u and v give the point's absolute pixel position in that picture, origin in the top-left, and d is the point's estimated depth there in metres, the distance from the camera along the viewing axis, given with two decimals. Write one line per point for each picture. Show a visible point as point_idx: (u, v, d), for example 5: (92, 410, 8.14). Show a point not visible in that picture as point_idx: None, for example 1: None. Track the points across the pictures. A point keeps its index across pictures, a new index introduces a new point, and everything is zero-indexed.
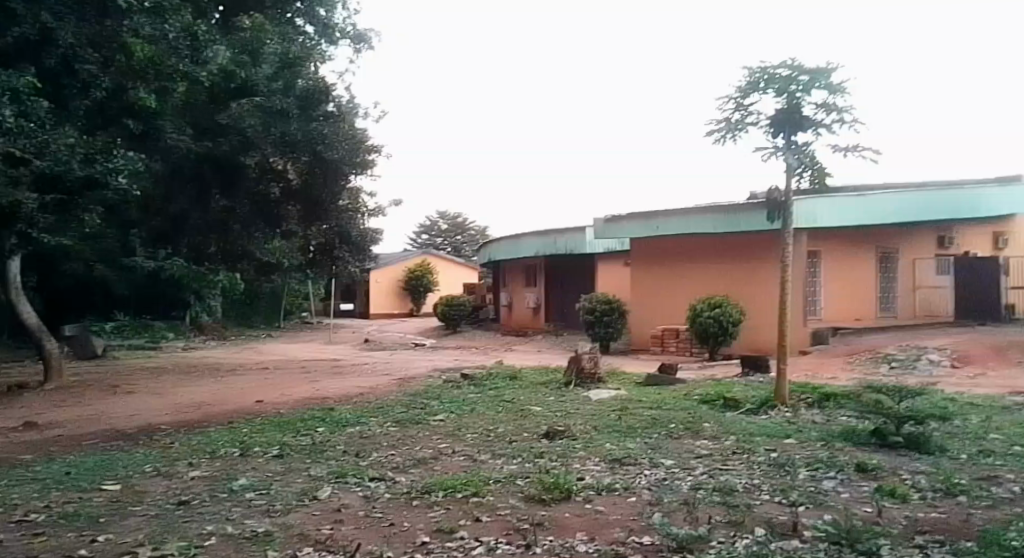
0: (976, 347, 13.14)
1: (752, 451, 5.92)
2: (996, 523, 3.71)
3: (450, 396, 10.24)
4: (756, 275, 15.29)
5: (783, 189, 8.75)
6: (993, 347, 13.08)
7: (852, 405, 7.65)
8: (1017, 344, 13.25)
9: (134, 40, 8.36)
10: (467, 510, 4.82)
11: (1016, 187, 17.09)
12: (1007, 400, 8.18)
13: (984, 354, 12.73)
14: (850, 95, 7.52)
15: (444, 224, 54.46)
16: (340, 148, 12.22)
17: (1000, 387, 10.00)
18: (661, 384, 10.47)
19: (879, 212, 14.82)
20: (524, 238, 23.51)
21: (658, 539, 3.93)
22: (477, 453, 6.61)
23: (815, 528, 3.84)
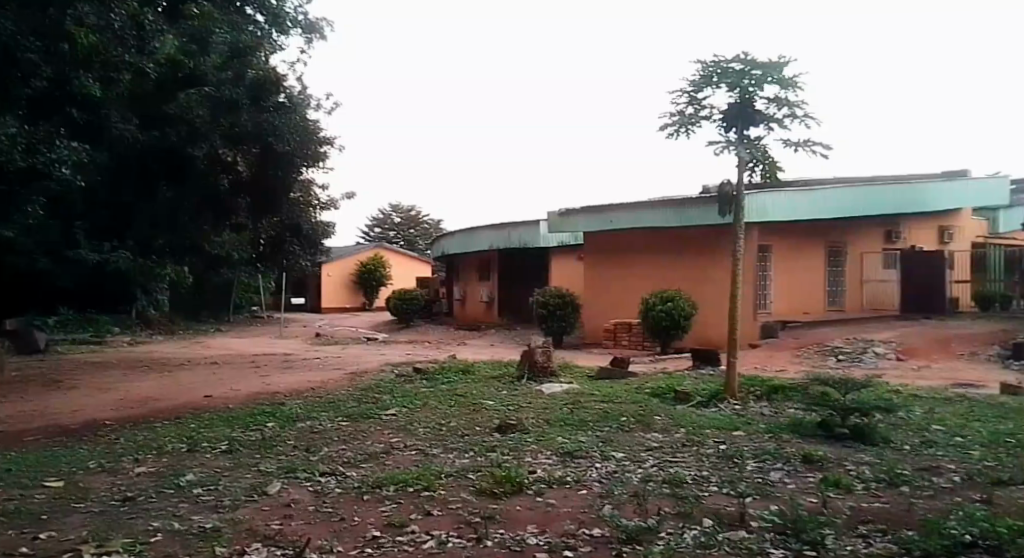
0: (918, 341, 13.54)
1: (701, 443, 5.98)
2: (937, 512, 3.80)
3: (403, 390, 10.12)
4: (708, 270, 15.42)
5: (734, 184, 8.84)
6: (933, 341, 13.50)
7: (800, 398, 7.79)
8: (956, 337, 13.70)
9: (76, 28, 8.05)
10: (418, 504, 4.75)
11: (959, 183, 17.63)
12: (948, 392, 8.44)
13: (925, 347, 13.13)
14: (801, 90, 7.62)
15: (398, 218, 53.92)
16: (290, 140, 11.92)
17: (940, 379, 10.33)
18: (614, 378, 10.52)
19: (826, 210, 15.15)
20: (477, 232, 23.45)
21: (608, 531, 3.92)
22: (430, 447, 6.53)
23: (761, 519, 3.88)
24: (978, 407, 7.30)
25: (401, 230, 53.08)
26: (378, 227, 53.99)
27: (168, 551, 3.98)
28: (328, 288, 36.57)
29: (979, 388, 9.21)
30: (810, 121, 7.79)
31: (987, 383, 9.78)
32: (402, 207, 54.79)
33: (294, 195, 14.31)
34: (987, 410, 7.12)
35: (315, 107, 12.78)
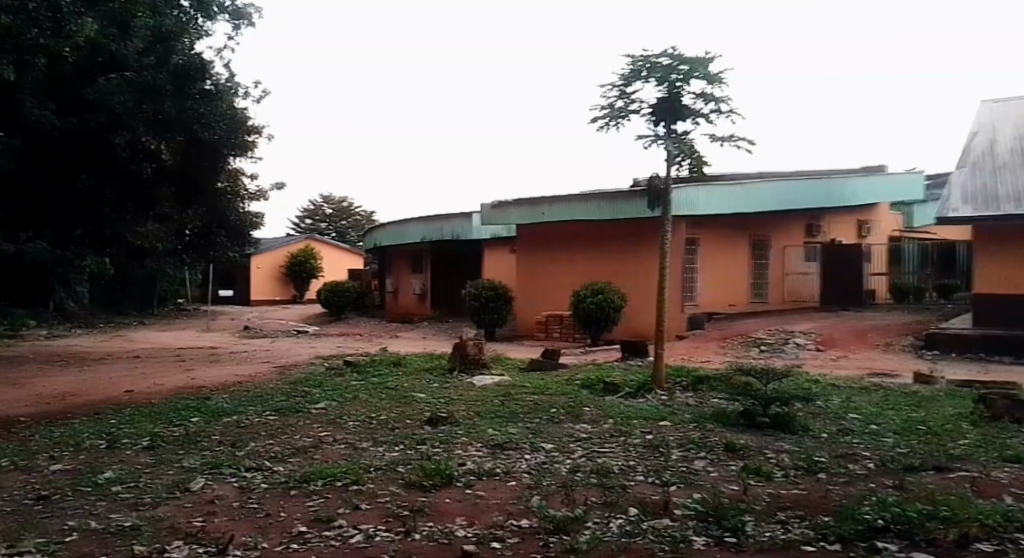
0: (837, 332, 14.07)
1: (629, 433, 6.04)
2: (851, 498, 3.93)
3: (333, 384, 9.89)
4: (639, 262, 15.62)
5: (663, 177, 8.95)
6: (850, 332, 14.06)
7: (724, 388, 7.98)
8: (871, 329, 14.31)
9: None
10: (346, 498, 4.64)
11: (875, 180, 18.38)
12: (863, 382, 8.78)
13: (841, 338, 13.67)
14: (726, 87, 7.76)
15: (330, 209, 52.70)
16: (217, 129, 11.27)
17: (857, 368, 10.75)
18: (545, 369, 10.55)
19: (751, 204, 15.56)
20: (410, 223, 23.21)
21: (536, 522, 3.91)
22: (359, 441, 6.40)
23: (684, 507, 3.94)
24: (892, 396, 7.63)
25: (332, 221, 52.00)
26: (309, 218, 52.67)
27: (81, 553, 3.75)
28: (258, 279, 35.57)
29: (892, 377, 9.63)
30: (735, 116, 7.94)
31: (900, 373, 10.22)
32: (334, 198, 53.58)
33: (221, 184, 13.69)
34: (899, 399, 7.43)
35: (244, 95, 12.22)
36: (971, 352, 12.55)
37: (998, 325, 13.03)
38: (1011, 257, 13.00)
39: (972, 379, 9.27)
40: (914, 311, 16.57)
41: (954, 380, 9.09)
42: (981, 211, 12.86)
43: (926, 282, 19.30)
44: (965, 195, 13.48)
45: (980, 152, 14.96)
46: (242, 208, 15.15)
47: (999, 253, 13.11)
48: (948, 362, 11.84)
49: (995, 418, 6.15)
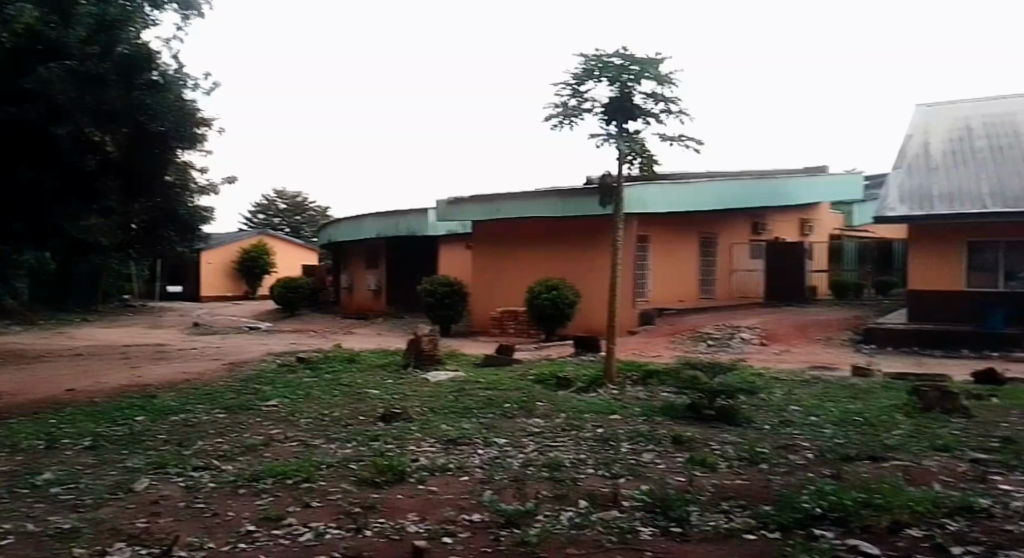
0: (781, 326, 14.43)
1: (580, 427, 6.12)
2: (790, 488, 4.05)
3: (284, 380, 9.76)
4: (593, 258, 15.80)
5: (615, 175, 9.05)
6: (794, 327, 14.45)
7: (673, 382, 8.13)
8: (813, 323, 14.75)
9: None
10: (297, 496, 4.59)
11: (819, 180, 18.93)
12: (804, 375, 9.05)
13: (785, 332, 14.04)
14: (676, 87, 7.88)
15: (283, 204, 51.65)
16: (166, 120, 11.06)
17: (800, 362, 11.07)
18: (499, 365, 10.61)
19: (700, 202, 15.85)
20: (365, 219, 23.03)
21: (487, 517, 3.94)
22: (311, 438, 6.34)
23: (632, 498, 4.01)
24: (832, 388, 7.85)
25: (285, 217, 51.05)
26: (261, 213, 51.57)
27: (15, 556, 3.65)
28: (208, 275, 34.77)
29: (831, 370, 9.93)
30: (685, 116, 8.06)
31: (839, 366, 10.56)
32: (287, 193, 52.53)
33: (170, 177, 13.39)
34: (838, 391, 7.68)
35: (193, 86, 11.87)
36: (907, 346, 12.99)
37: (930, 319, 13.56)
38: (938, 255, 13.54)
39: (908, 372, 9.62)
40: (854, 307, 17.10)
41: (890, 373, 9.42)
42: (916, 211, 13.32)
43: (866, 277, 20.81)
44: (901, 195, 13.94)
45: (915, 153, 15.51)
46: (190, 202, 14.84)
47: (935, 251, 13.57)
48: (884, 355, 12.25)
49: (927, 408, 6.38)
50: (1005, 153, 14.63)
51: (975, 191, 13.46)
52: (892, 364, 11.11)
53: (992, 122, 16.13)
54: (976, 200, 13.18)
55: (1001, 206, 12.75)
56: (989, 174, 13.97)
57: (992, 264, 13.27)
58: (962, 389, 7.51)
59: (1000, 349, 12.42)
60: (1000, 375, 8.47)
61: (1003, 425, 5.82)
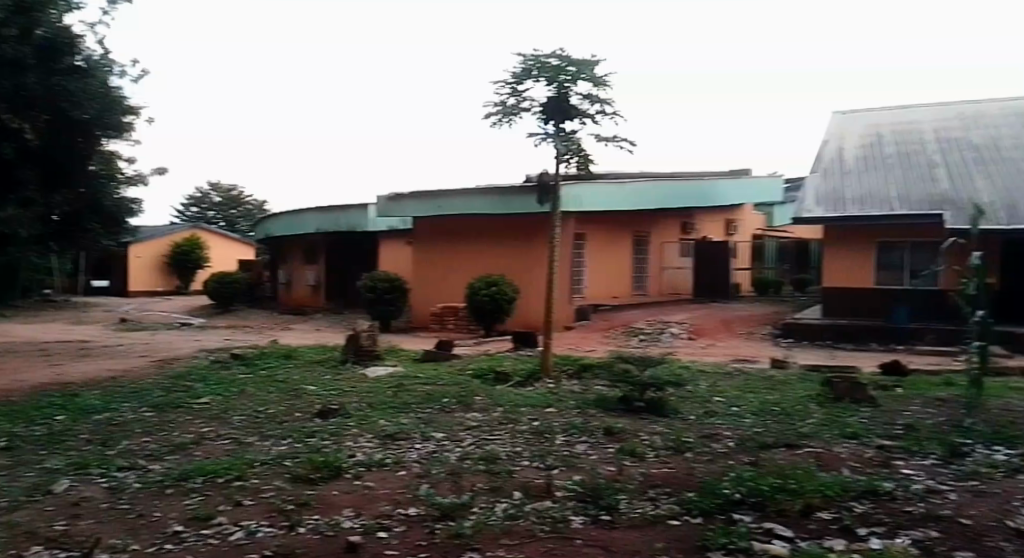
0: (707, 321, 14.89)
1: (517, 420, 6.21)
2: (713, 475, 4.22)
3: (217, 378, 9.55)
4: (530, 256, 15.96)
5: (553, 174, 9.16)
6: (720, 322, 14.92)
7: (606, 375, 8.31)
8: (737, 319, 15.26)
9: None
10: (227, 494, 4.55)
11: (747, 182, 19.58)
12: (729, 368, 9.37)
13: (711, 327, 14.47)
14: (610, 89, 8.04)
15: (217, 197, 50.16)
16: (91, 108, 10.60)
17: (725, 355, 11.43)
18: (439, 360, 10.62)
19: (632, 201, 16.16)
20: (303, 213, 22.70)
21: (422, 511, 3.98)
22: (244, 436, 6.26)
23: (565, 488, 4.11)
24: (753, 380, 8.15)
25: (220, 211, 49.61)
26: (194, 206, 50.03)
27: None
28: (137, 270, 33.61)
29: (752, 363, 10.31)
30: (620, 117, 8.22)
31: (760, 359, 10.96)
32: (222, 185, 51.07)
33: (94, 167, 12.94)
34: (761, 382, 7.99)
35: (120, 74, 11.54)
36: (819, 340, 13.56)
37: (845, 315, 14.18)
38: (853, 254, 14.11)
39: (824, 364, 10.07)
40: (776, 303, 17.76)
41: (806, 365, 9.86)
42: (831, 211, 13.83)
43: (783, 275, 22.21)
44: (819, 197, 14.47)
45: (831, 157, 16.19)
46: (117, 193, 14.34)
47: (850, 250, 14.13)
48: (802, 349, 12.78)
49: (838, 399, 6.69)
50: (911, 160, 15.45)
51: (885, 194, 14.10)
52: (805, 356, 11.65)
53: (900, 131, 17.03)
54: (884, 201, 13.83)
55: (908, 208, 13.42)
56: (896, 179, 14.69)
57: (900, 262, 13.93)
58: (871, 381, 7.91)
59: (905, 342, 13.11)
60: (907, 367, 8.94)
61: (907, 413, 6.16)
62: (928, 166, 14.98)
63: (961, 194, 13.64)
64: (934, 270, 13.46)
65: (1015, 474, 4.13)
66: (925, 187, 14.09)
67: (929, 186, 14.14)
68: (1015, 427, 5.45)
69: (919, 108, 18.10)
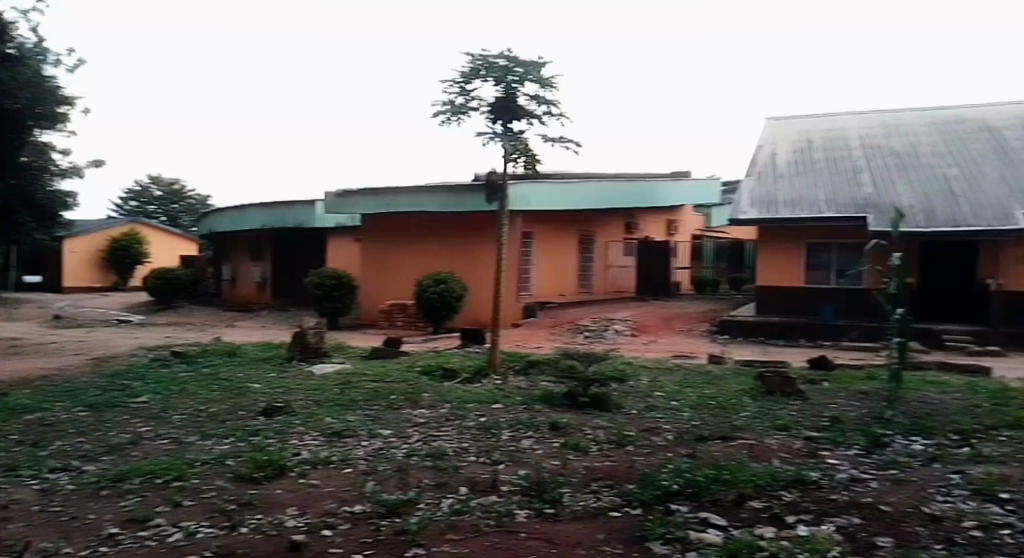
0: (650, 318, 15.19)
1: (464, 417, 6.26)
2: (653, 467, 4.35)
3: (156, 376, 9.34)
4: (478, 254, 16.00)
5: (501, 173, 9.22)
6: (662, 319, 15.23)
7: (552, 371, 8.43)
8: (679, 316, 15.59)
9: None
10: (167, 495, 4.47)
11: (688, 183, 20.00)
12: (669, 363, 9.60)
13: (653, 324, 14.76)
14: (557, 90, 8.14)
15: (158, 191, 48.73)
16: (21, 97, 10.23)
17: (666, 351, 11.68)
18: (386, 357, 10.58)
19: (577, 201, 16.35)
20: (247, 209, 22.27)
21: (368, 507, 4.01)
22: (184, 435, 6.16)
23: (510, 483, 4.19)
24: (692, 375, 8.37)
25: (161, 205, 48.20)
26: (133, 200, 48.52)
27: None
28: (72, 265, 32.48)
29: (691, 359, 10.55)
30: (567, 117, 8.32)
31: (699, 355, 11.23)
32: (163, 179, 49.62)
33: (25, 159, 12.48)
34: (701, 377, 8.21)
35: (55, 63, 11.16)
36: (754, 336, 13.97)
37: (778, 312, 14.62)
38: (789, 254, 14.55)
39: (759, 359, 10.39)
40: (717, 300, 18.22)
41: (741, 360, 10.18)
42: (767, 213, 14.24)
43: (721, 274, 22.97)
44: (753, 200, 14.87)
45: (765, 162, 16.66)
46: (50, 186, 13.85)
47: (780, 250, 14.58)
48: (739, 345, 13.15)
49: (770, 392, 6.93)
50: (838, 165, 16.02)
51: (816, 197, 14.58)
52: (741, 352, 12.01)
53: (828, 137, 17.63)
54: (813, 204, 14.31)
55: (835, 210, 13.90)
56: (825, 183, 15.20)
57: (827, 262, 14.42)
58: (801, 376, 8.21)
59: (836, 338, 13.61)
60: (834, 362, 9.30)
61: (834, 406, 6.44)
62: (854, 171, 15.55)
63: (886, 198, 14.20)
64: (860, 269, 14.01)
65: (930, 463, 4.37)
66: (852, 191, 14.62)
67: (855, 190, 14.69)
68: (932, 418, 5.76)
69: (846, 115, 18.79)
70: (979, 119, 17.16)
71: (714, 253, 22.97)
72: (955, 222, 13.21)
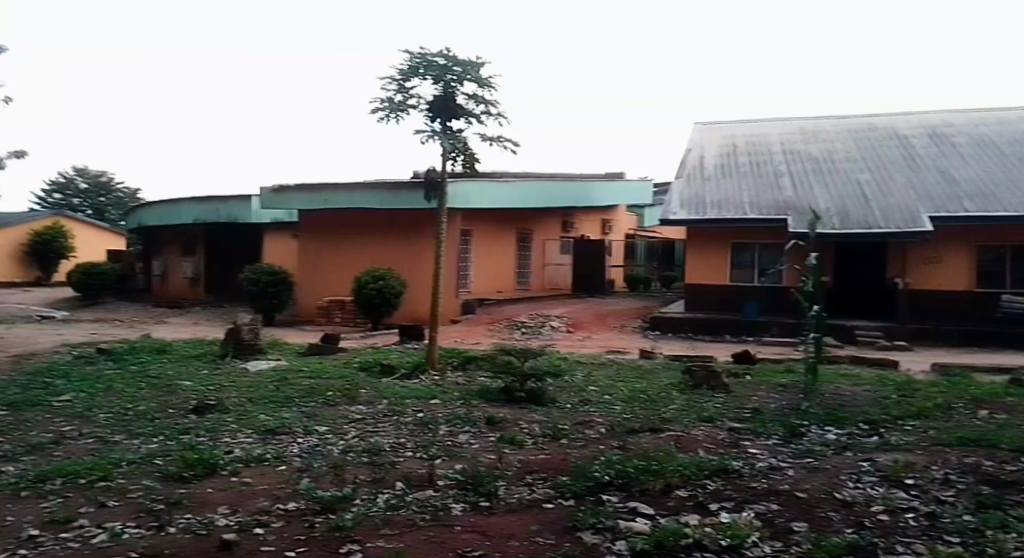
0: (584, 315, 15.41)
1: (401, 412, 6.27)
2: (585, 459, 4.47)
3: (81, 374, 9.00)
4: (417, 250, 15.97)
5: (439, 171, 9.21)
6: (597, 316, 15.47)
7: (489, 367, 8.50)
8: (613, 313, 15.86)
9: None
10: (91, 496, 4.35)
11: (623, 183, 20.37)
12: (602, 358, 9.78)
13: (588, 321, 14.97)
14: (495, 90, 8.19)
15: (83, 183, 46.77)
16: None
17: (600, 347, 11.88)
18: (323, 354, 10.46)
19: (515, 199, 16.45)
20: (178, 202, 21.62)
21: (302, 504, 3.99)
22: (110, 434, 5.98)
23: (447, 477, 4.23)
24: (624, 370, 8.56)
25: (86, 197, 46.28)
26: (57, 192, 46.42)
27: None
28: None
29: (624, 354, 10.75)
30: (504, 117, 8.38)
31: (632, 350, 11.46)
32: (89, 171, 47.62)
33: None
34: (633, 372, 8.41)
35: None
36: (685, 332, 14.33)
37: (707, 310, 15.02)
38: (718, 253, 14.96)
39: (688, 354, 10.67)
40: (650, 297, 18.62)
41: (671, 356, 10.43)
42: (697, 213, 14.62)
43: (653, 272, 23.50)
44: (683, 201, 15.23)
45: (693, 165, 17.09)
46: None
47: (706, 250, 15.01)
48: (669, 341, 13.47)
49: (696, 386, 7.14)
50: (763, 168, 16.55)
51: (743, 199, 15.04)
52: (671, 347, 12.33)
53: (753, 142, 18.20)
54: (740, 206, 14.76)
55: (762, 212, 14.37)
56: (750, 186, 15.71)
57: (750, 261, 14.91)
58: (726, 370, 8.50)
59: (763, 334, 14.09)
60: (756, 357, 9.65)
61: (756, 398, 6.71)
62: (777, 175, 16.10)
63: (807, 201, 14.76)
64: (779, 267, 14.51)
65: (842, 451, 4.61)
66: (776, 194, 15.14)
67: (777, 193, 15.22)
68: (845, 409, 6.06)
69: (767, 122, 19.47)
70: (890, 127, 18.01)
71: (645, 251, 23.50)
72: (866, 224, 13.83)
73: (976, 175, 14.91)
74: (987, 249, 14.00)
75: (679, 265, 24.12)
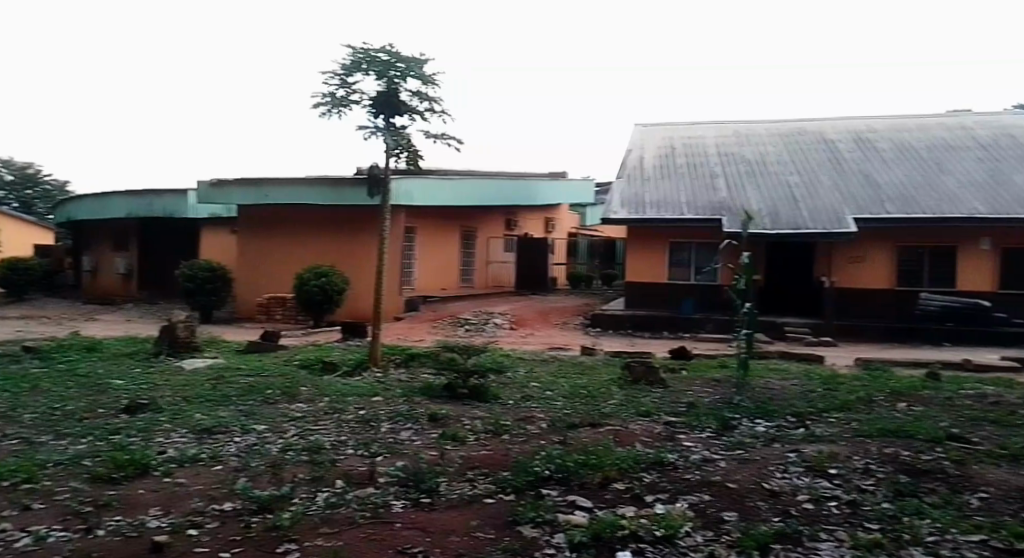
0: (526, 312, 15.50)
1: (343, 410, 6.22)
2: (525, 454, 4.51)
3: (6, 373, 8.63)
4: (360, 247, 15.81)
5: (383, 167, 9.14)
6: (540, 313, 15.58)
7: (432, 364, 8.49)
8: (556, 310, 15.99)
9: None
10: (15, 498, 4.20)
11: (566, 183, 20.57)
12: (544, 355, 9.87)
13: (531, 318, 15.06)
14: (439, 88, 8.18)
15: (9, 174, 44.67)
16: None
17: (542, 344, 11.96)
18: (262, 351, 10.27)
19: (458, 196, 16.44)
20: (110, 196, 20.86)
21: (239, 504, 3.93)
22: (37, 435, 5.75)
23: (388, 475, 4.23)
24: (566, 366, 8.65)
25: (12, 190, 44.22)
26: None
27: None
28: None
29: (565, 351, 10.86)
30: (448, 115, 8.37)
31: (573, 347, 11.59)
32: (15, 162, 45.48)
33: None
34: (573, 368, 8.51)
35: None
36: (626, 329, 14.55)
37: (647, 308, 15.29)
38: (656, 252, 15.25)
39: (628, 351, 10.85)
40: (591, 295, 18.85)
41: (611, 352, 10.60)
42: (637, 213, 14.85)
43: (595, 271, 23.77)
44: (624, 201, 15.46)
45: (633, 165, 17.35)
46: None
47: (646, 249, 15.28)
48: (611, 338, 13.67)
49: (635, 381, 7.27)
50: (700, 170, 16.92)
51: (681, 200, 15.34)
52: (611, 344, 12.52)
53: (691, 144, 18.58)
54: (678, 206, 15.06)
55: (699, 212, 14.70)
56: (689, 186, 16.04)
57: (687, 260, 15.25)
58: (663, 366, 8.69)
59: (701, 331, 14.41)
60: (693, 354, 9.87)
61: (692, 393, 6.87)
62: (714, 176, 16.48)
63: (743, 203, 15.16)
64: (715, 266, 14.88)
65: (771, 443, 4.78)
66: (713, 195, 15.51)
67: (715, 194, 15.59)
68: (774, 402, 6.27)
69: (705, 125, 19.90)
70: (820, 132, 18.63)
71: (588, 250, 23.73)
72: (797, 225, 14.28)
73: (900, 179, 15.54)
74: (911, 249, 14.62)
75: (621, 263, 24.46)
